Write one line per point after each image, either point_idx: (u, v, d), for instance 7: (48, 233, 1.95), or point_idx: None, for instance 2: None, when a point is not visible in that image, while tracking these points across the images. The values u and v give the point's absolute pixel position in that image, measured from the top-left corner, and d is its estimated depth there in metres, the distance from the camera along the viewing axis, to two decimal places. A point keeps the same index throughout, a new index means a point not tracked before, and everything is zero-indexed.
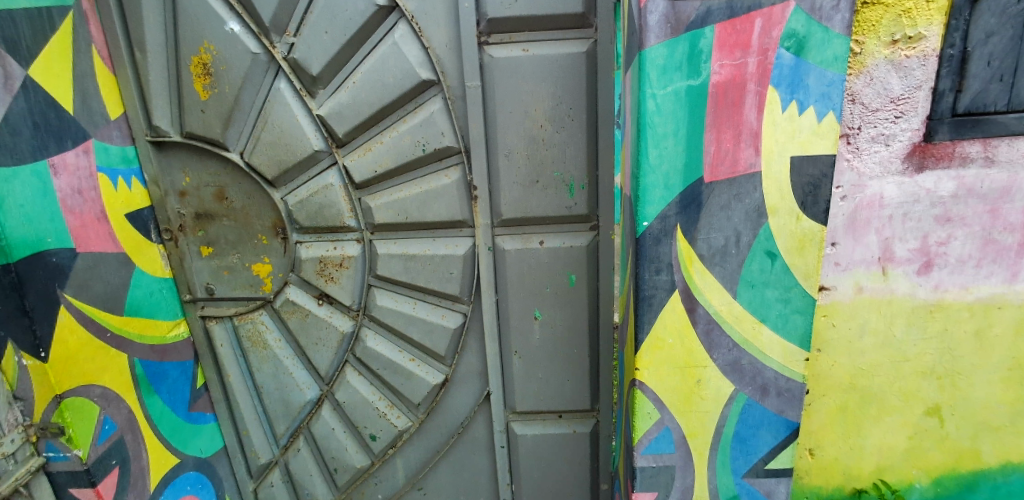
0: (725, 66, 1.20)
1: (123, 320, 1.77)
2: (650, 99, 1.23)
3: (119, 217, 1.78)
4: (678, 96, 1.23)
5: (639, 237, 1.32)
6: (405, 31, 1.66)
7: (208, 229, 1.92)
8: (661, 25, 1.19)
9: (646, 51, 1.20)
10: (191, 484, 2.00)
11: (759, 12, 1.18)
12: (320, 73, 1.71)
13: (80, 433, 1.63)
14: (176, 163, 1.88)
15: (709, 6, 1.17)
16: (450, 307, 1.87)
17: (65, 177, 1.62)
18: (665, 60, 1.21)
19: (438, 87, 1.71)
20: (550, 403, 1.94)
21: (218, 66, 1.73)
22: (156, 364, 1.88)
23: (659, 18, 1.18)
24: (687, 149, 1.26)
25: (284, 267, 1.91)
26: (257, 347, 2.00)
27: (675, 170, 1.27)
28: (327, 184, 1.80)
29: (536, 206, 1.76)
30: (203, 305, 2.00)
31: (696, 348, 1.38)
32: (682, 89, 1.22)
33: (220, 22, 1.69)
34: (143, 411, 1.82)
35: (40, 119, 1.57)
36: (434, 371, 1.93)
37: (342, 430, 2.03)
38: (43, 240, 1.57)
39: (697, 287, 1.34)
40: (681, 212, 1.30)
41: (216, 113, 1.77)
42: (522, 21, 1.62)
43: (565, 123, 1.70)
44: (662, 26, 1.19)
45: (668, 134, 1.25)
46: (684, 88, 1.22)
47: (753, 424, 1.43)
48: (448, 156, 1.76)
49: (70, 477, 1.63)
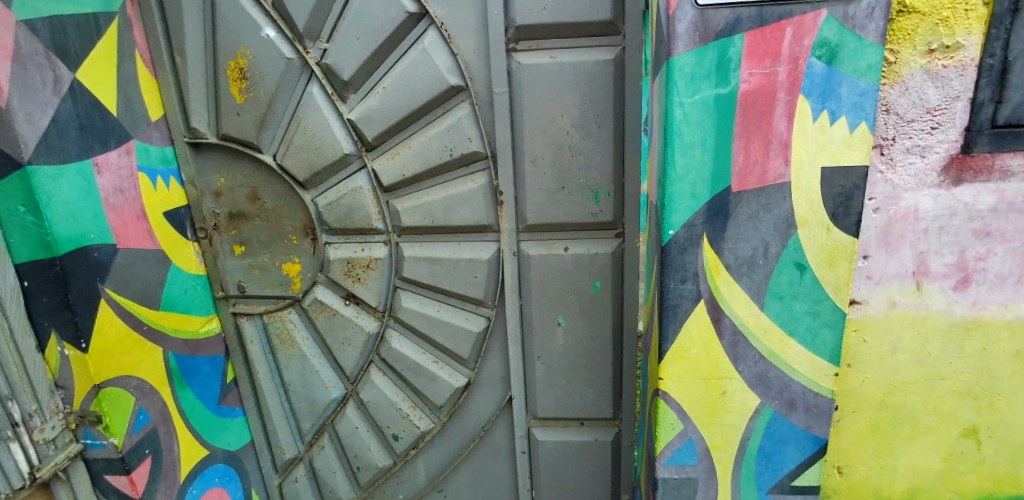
0: (754, 75, 1.19)
1: (159, 315, 1.83)
2: (678, 107, 1.24)
3: (157, 215, 1.84)
4: (706, 105, 1.22)
5: (665, 245, 1.32)
6: (434, 38, 1.69)
7: (241, 228, 1.98)
8: (690, 33, 1.19)
9: (674, 60, 1.21)
10: (219, 476, 2.04)
11: (790, 21, 1.17)
12: (352, 79, 1.74)
13: (116, 422, 1.68)
14: (211, 164, 1.93)
15: (739, 14, 1.17)
16: (474, 311, 1.89)
17: (108, 176, 1.68)
18: (694, 69, 1.21)
19: (467, 93, 1.73)
20: (571, 411, 1.94)
21: (254, 71, 1.78)
22: (190, 359, 1.93)
23: (688, 26, 1.18)
24: (714, 158, 1.25)
25: (313, 267, 1.95)
26: (286, 344, 2.05)
27: (702, 179, 1.27)
28: (356, 188, 1.83)
29: (561, 212, 1.77)
30: (235, 302, 2.06)
31: (721, 360, 1.37)
32: (711, 98, 1.22)
33: (257, 29, 1.74)
34: (176, 404, 1.88)
35: (87, 122, 1.62)
36: (458, 373, 1.95)
37: (365, 429, 2.06)
38: (87, 237, 1.62)
39: (723, 298, 1.33)
40: (708, 222, 1.29)
41: (251, 116, 1.83)
42: (550, 28, 1.64)
43: (591, 130, 1.71)
44: (690, 35, 1.19)
45: (695, 143, 1.25)
46: (712, 96, 1.22)
47: (779, 439, 1.41)
48: (475, 161, 1.78)
49: (105, 464, 1.68)
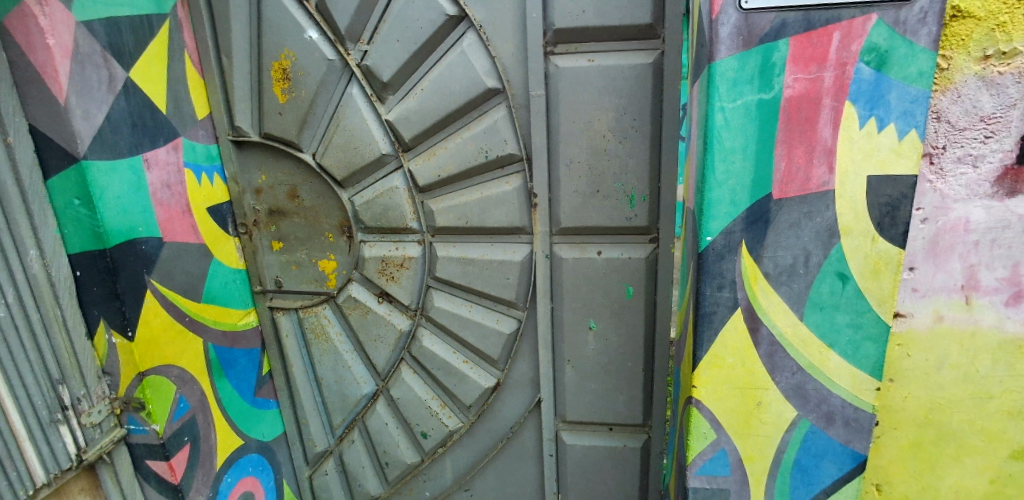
0: (799, 80, 1.17)
1: (201, 307, 1.88)
2: (719, 112, 1.22)
3: (201, 210, 1.89)
4: (748, 110, 1.21)
5: (702, 252, 1.31)
6: (473, 41, 1.71)
7: (280, 225, 2.02)
8: (733, 38, 1.17)
9: (716, 64, 1.19)
10: (253, 466, 2.08)
11: (838, 25, 1.14)
12: (391, 80, 1.77)
13: (158, 409, 1.73)
14: (253, 161, 1.99)
15: (785, 18, 1.15)
16: (505, 312, 1.89)
17: (157, 171, 1.73)
18: (736, 74, 1.19)
19: (504, 96, 1.74)
20: (601, 416, 1.93)
21: (297, 72, 1.82)
22: (228, 351, 1.99)
23: (731, 30, 1.17)
24: (755, 164, 1.23)
25: (348, 264, 1.98)
26: (320, 339, 2.09)
27: (742, 186, 1.25)
28: (392, 187, 1.86)
29: (596, 216, 1.77)
30: (272, 297, 2.11)
31: (758, 370, 1.34)
32: (753, 103, 1.20)
33: (300, 31, 1.78)
34: (214, 394, 1.93)
35: (138, 120, 1.67)
36: (487, 374, 1.95)
37: (394, 426, 2.09)
38: (136, 230, 1.67)
39: (761, 307, 1.30)
40: (747, 229, 1.27)
41: (293, 116, 1.87)
42: (589, 32, 1.64)
43: (628, 134, 1.70)
44: (734, 39, 1.18)
45: (736, 149, 1.23)
46: (754, 102, 1.20)
47: (815, 453, 1.37)
48: (510, 164, 1.78)
49: (147, 450, 1.74)
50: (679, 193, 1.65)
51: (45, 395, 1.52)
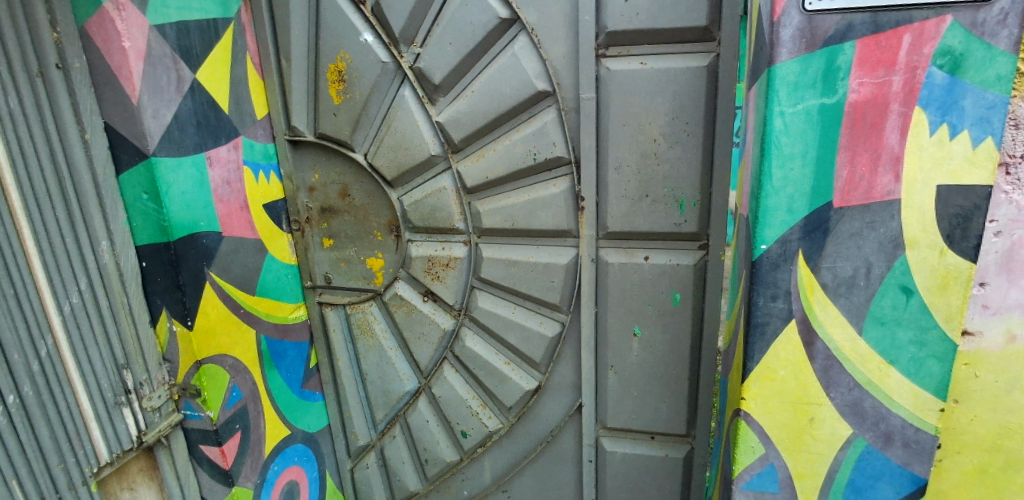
0: (865, 84, 1.12)
1: (255, 300, 1.96)
2: (778, 117, 1.18)
3: (257, 207, 1.97)
4: (809, 115, 1.16)
5: (755, 260, 1.27)
6: (524, 44, 1.71)
7: (331, 223, 2.08)
8: (795, 40, 1.14)
9: (776, 68, 1.16)
10: (298, 456, 2.14)
11: (909, 28, 1.09)
12: (442, 82, 1.80)
13: (213, 397, 1.80)
14: (308, 160, 2.05)
15: (851, 20, 1.10)
16: (548, 315, 1.89)
17: (218, 169, 1.80)
18: (797, 78, 1.15)
19: (554, 98, 1.74)
20: (643, 424, 1.93)
21: (351, 74, 1.87)
22: (279, 343, 2.05)
23: (793, 33, 1.13)
24: (815, 171, 1.19)
25: (395, 263, 2.02)
26: (366, 335, 2.13)
27: (801, 193, 1.21)
28: (440, 188, 1.88)
29: (644, 221, 1.76)
30: (321, 292, 2.17)
31: (811, 384, 1.29)
32: (814, 108, 1.16)
33: (356, 34, 1.82)
34: (264, 384, 2.00)
35: (202, 118, 1.74)
36: (529, 377, 1.95)
37: (435, 424, 2.11)
38: (198, 224, 1.75)
39: (817, 319, 1.25)
40: (805, 238, 1.22)
41: (346, 117, 1.92)
42: (642, 34, 1.62)
43: (680, 138, 1.67)
44: (796, 41, 1.14)
45: (795, 155, 1.19)
46: (816, 107, 1.16)
47: (871, 474, 1.31)
48: (558, 167, 1.78)
49: (202, 435, 1.81)
50: (730, 202, 1.63)
51: (110, 378, 1.60)
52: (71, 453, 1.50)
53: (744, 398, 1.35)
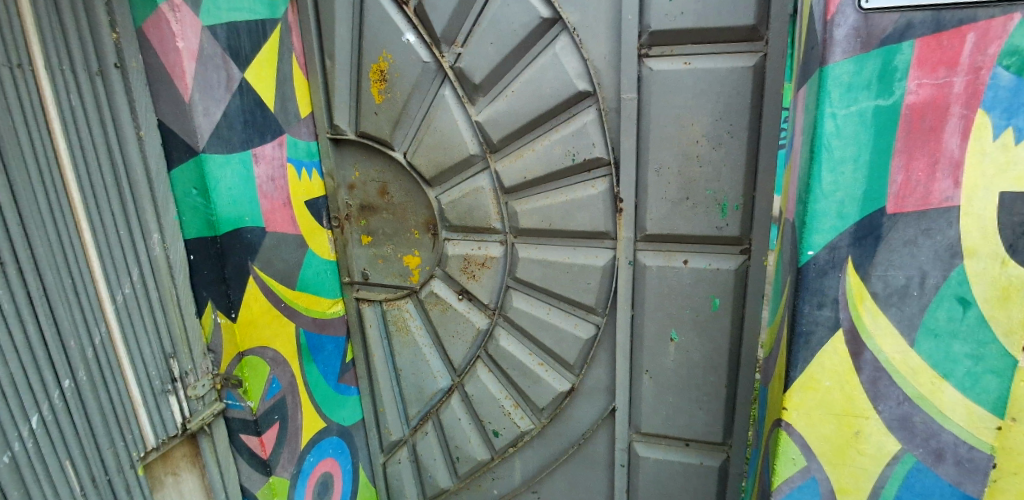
0: (924, 86, 1.07)
1: (295, 294, 2.00)
2: (829, 119, 1.14)
3: (300, 203, 2.01)
4: (863, 117, 1.12)
5: (802, 267, 1.23)
6: (565, 44, 1.71)
7: (370, 220, 2.11)
8: (850, 39, 1.10)
9: (829, 68, 1.12)
10: (332, 448, 2.18)
11: (973, 26, 1.03)
12: (482, 82, 1.80)
13: (254, 388, 1.84)
14: (349, 158, 2.09)
15: (910, 18, 1.06)
16: (583, 317, 1.89)
17: (264, 166, 1.85)
18: (851, 78, 1.11)
19: (594, 99, 1.73)
20: (678, 430, 1.91)
21: (393, 73, 1.89)
22: (317, 336, 2.10)
23: (848, 32, 1.09)
24: (868, 176, 1.14)
25: (431, 261, 2.04)
26: (401, 332, 2.16)
27: (852, 198, 1.17)
28: (478, 188, 1.89)
29: (684, 224, 1.73)
30: (358, 288, 2.20)
31: (858, 397, 1.24)
32: (869, 110, 1.11)
33: (399, 34, 1.84)
34: (302, 377, 2.04)
35: (249, 116, 1.79)
36: (562, 378, 1.95)
37: (467, 421, 2.13)
38: (243, 219, 1.79)
39: (866, 329, 1.21)
40: (854, 245, 1.18)
41: (387, 116, 1.94)
42: (686, 34, 1.59)
43: (723, 140, 1.64)
44: (850, 41, 1.10)
45: (847, 159, 1.15)
46: (870, 109, 1.11)
47: (920, 492, 1.25)
48: (597, 168, 1.77)
49: (242, 424, 1.86)
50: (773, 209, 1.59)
51: (159, 367, 1.66)
52: (121, 437, 1.56)
53: (786, 408, 1.30)
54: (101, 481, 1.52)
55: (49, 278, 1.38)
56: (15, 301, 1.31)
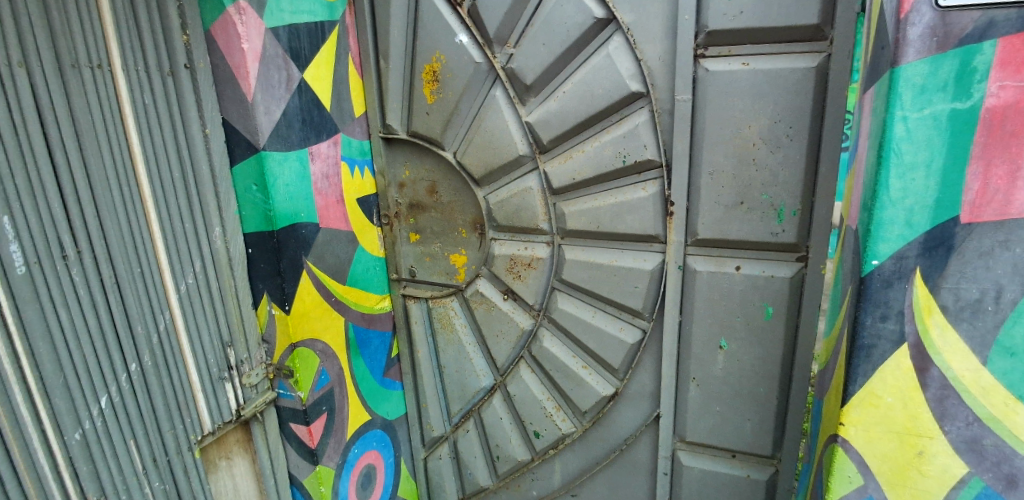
0: (1007, 88, 0.98)
1: (344, 289, 2.05)
2: (899, 122, 1.06)
3: (352, 200, 2.06)
4: (937, 121, 1.04)
5: (864, 277, 1.14)
6: (619, 44, 1.69)
7: (419, 218, 2.15)
8: (925, 39, 1.02)
9: (902, 69, 1.04)
10: (376, 441, 2.23)
11: None
12: (533, 83, 1.80)
13: (304, 378, 1.89)
14: (400, 157, 2.13)
15: (992, 16, 0.98)
16: (629, 321, 1.88)
17: (319, 163, 1.91)
18: (925, 80, 1.03)
19: (647, 100, 1.71)
20: (724, 441, 1.88)
21: (446, 74, 1.92)
22: (364, 331, 2.14)
23: (922, 31, 1.02)
24: (941, 182, 1.05)
25: (478, 260, 2.06)
26: (445, 329, 2.19)
27: (922, 206, 1.08)
28: (526, 188, 1.90)
29: (737, 230, 1.69)
30: (405, 285, 2.24)
31: (923, 415, 1.09)
32: (944, 113, 1.03)
33: (452, 35, 1.87)
34: (350, 370, 2.09)
35: (307, 115, 1.84)
36: (605, 382, 1.95)
37: (508, 421, 2.15)
38: (298, 215, 1.85)
39: (932, 344, 1.08)
40: (924, 255, 1.09)
41: (439, 116, 1.97)
42: (746, 34, 1.55)
43: (782, 143, 1.59)
44: (925, 40, 1.03)
45: (918, 164, 1.07)
46: (946, 112, 1.03)
47: None
48: (648, 170, 1.75)
49: (292, 413, 1.92)
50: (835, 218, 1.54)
51: (216, 355, 1.74)
52: (180, 421, 1.65)
53: (841, 423, 1.17)
54: (162, 461, 1.60)
55: (121, 267, 1.48)
56: (88, 286, 1.41)
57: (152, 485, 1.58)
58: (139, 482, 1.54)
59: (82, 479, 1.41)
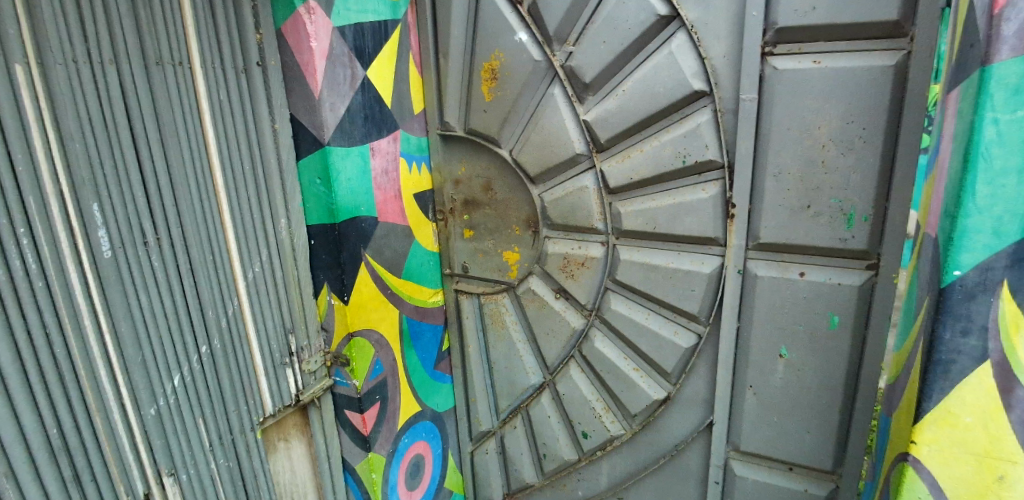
0: None
1: (400, 282, 2.10)
2: (989, 124, 0.90)
3: (409, 196, 2.11)
4: None
5: (943, 289, 0.96)
6: (683, 41, 1.65)
7: (473, 215, 2.17)
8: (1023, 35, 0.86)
9: (994, 66, 0.89)
10: (425, 432, 2.27)
11: None
12: (593, 81, 1.79)
13: (360, 368, 1.95)
14: (457, 154, 2.15)
15: None
16: (684, 325, 1.86)
17: (379, 159, 1.96)
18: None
19: (710, 99, 1.66)
20: (780, 453, 1.83)
21: (504, 72, 1.92)
22: (417, 323, 2.19)
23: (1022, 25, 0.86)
24: None
25: (531, 258, 2.07)
26: (497, 326, 2.21)
27: (1016, 215, 0.90)
28: (582, 187, 1.89)
29: (802, 235, 1.63)
30: (458, 280, 2.27)
31: (1009, 437, 0.90)
32: None
33: (512, 33, 1.87)
34: (402, 362, 2.13)
35: (369, 112, 1.89)
36: (658, 386, 1.94)
37: (556, 420, 2.16)
38: (359, 209, 1.91)
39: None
40: (1017, 268, 0.90)
41: (496, 114, 1.98)
42: (818, 31, 1.48)
43: (854, 145, 1.52)
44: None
45: (1011, 170, 0.90)
46: None
47: None
48: (709, 171, 1.71)
49: (347, 401, 1.99)
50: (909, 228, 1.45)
51: (280, 341, 1.82)
52: (244, 402, 1.73)
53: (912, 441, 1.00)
54: (227, 439, 1.69)
55: (195, 254, 1.57)
56: (166, 270, 1.50)
57: (217, 462, 1.67)
58: (206, 457, 1.63)
59: (155, 451, 1.50)
